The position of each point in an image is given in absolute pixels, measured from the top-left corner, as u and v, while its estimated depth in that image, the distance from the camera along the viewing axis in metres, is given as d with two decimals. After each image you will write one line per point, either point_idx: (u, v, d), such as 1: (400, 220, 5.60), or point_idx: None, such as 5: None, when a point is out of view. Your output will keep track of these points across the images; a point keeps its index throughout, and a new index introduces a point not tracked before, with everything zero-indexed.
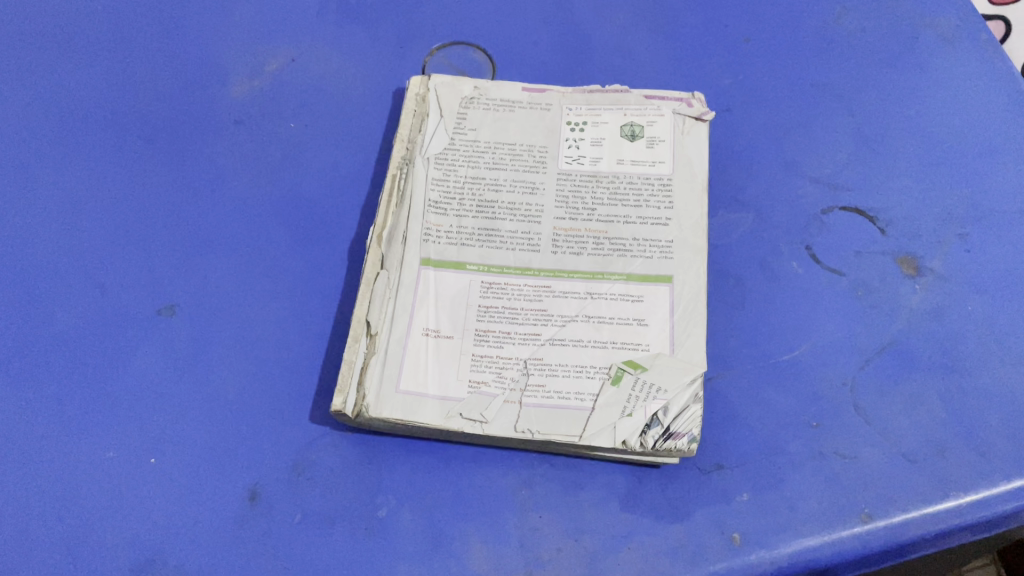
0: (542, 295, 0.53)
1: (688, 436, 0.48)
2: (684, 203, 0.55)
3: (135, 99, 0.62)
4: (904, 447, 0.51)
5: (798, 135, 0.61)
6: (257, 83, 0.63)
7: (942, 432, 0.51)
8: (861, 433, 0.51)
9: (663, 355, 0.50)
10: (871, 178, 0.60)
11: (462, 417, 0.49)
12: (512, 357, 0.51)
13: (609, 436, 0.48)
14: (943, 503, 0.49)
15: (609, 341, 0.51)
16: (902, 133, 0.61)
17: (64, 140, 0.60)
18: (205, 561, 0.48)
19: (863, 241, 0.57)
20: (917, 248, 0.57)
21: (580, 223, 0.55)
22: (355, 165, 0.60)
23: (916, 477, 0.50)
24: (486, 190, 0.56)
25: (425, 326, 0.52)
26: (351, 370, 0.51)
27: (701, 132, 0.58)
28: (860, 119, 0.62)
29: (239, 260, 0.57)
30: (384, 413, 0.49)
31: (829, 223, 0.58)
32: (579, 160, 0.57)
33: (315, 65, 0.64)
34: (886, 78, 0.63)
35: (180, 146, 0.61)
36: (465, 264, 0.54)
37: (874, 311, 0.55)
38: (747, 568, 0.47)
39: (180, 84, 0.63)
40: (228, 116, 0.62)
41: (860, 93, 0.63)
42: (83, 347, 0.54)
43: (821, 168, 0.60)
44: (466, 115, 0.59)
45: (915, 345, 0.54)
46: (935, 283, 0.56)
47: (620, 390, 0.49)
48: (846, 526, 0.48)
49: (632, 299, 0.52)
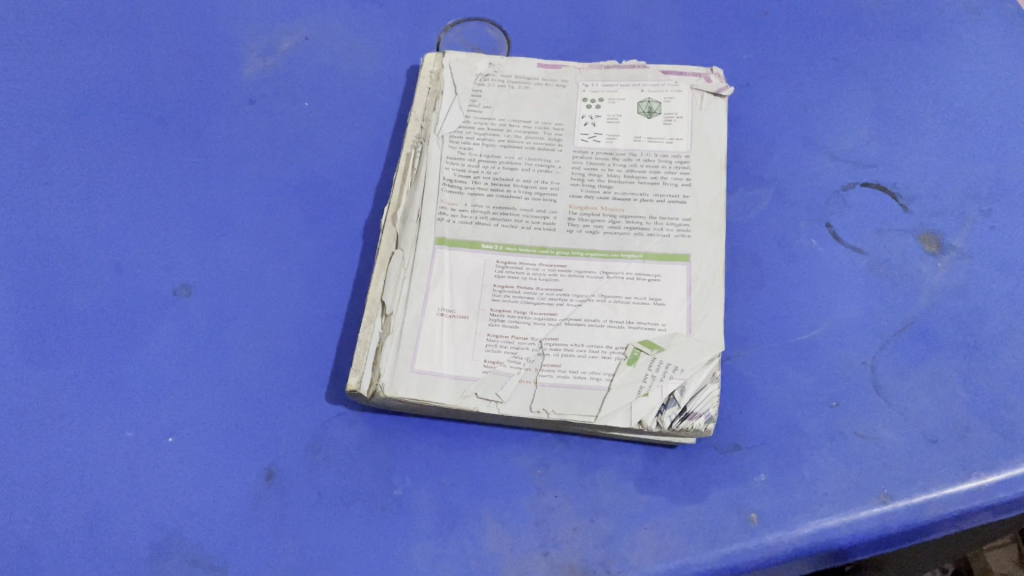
0: (558, 275, 0.52)
1: (705, 417, 0.48)
2: (702, 181, 0.54)
3: (150, 78, 0.62)
4: (926, 428, 0.50)
5: (819, 110, 0.60)
6: (271, 61, 0.63)
7: (963, 413, 0.50)
8: (880, 413, 0.51)
9: (679, 335, 0.50)
10: (893, 153, 0.58)
11: (477, 397, 0.49)
12: (527, 336, 0.50)
13: (625, 416, 0.48)
14: (965, 484, 0.48)
15: (625, 321, 0.50)
16: (927, 107, 0.60)
17: (80, 121, 0.60)
18: (223, 540, 0.49)
19: (884, 219, 0.56)
20: (940, 225, 0.56)
21: (595, 201, 0.54)
22: (369, 144, 0.60)
23: (937, 457, 0.49)
24: (500, 168, 0.55)
25: (440, 305, 0.52)
26: (366, 350, 0.50)
27: (720, 108, 0.57)
28: (882, 93, 0.61)
29: (254, 241, 0.57)
30: (399, 393, 0.49)
31: (850, 201, 0.57)
32: (595, 137, 0.57)
33: (329, 43, 0.63)
34: (910, 51, 0.62)
35: (194, 126, 0.60)
36: (480, 244, 0.53)
37: (895, 290, 0.54)
38: (765, 548, 0.47)
39: (194, 63, 0.63)
40: (241, 95, 0.62)
41: (883, 67, 0.62)
42: (100, 328, 0.54)
43: (842, 144, 0.59)
44: (481, 91, 0.58)
45: (937, 323, 0.53)
46: (959, 261, 0.55)
47: (636, 370, 0.49)
48: (866, 507, 0.48)
49: (649, 278, 0.52)
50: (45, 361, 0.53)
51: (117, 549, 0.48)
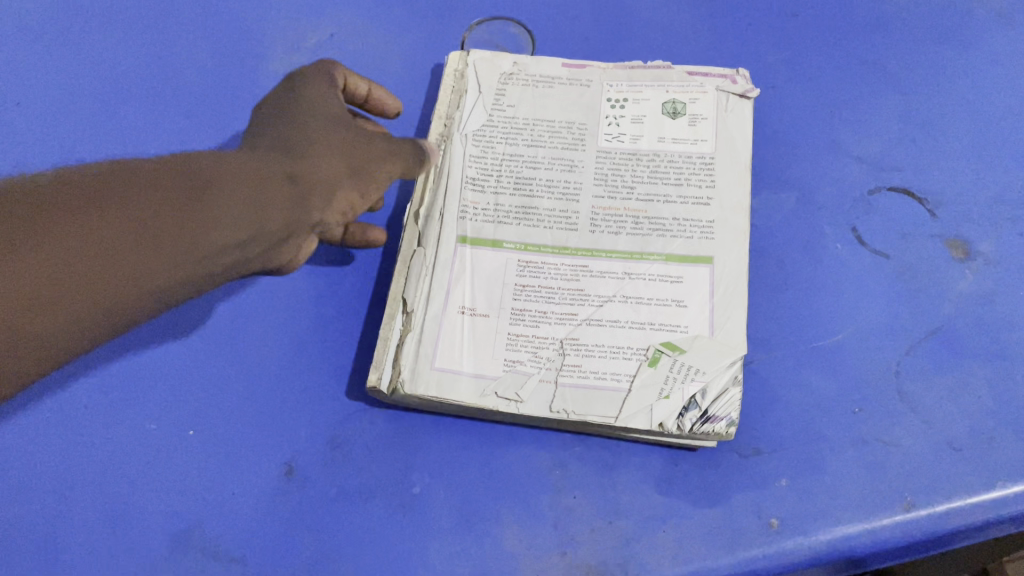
0: (580, 275, 0.51)
1: (727, 420, 0.46)
2: (725, 182, 0.54)
3: (176, 72, 0.62)
4: (950, 435, 0.50)
5: (846, 114, 0.59)
6: (297, 59, 0.63)
7: (989, 420, 0.50)
8: (904, 420, 0.50)
9: (702, 337, 0.48)
10: (921, 158, 0.58)
11: (497, 395, 0.47)
12: (547, 336, 0.49)
13: (646, 419, 0.46)
14: (988, 493, 0.48)
15: (647, 322, 0.49)
16: (955, 111, 0.59)
17: (107, 115, 0.61)
18: (248, 533, 0.50)
19: (910, 224, 0.56)
20: (968, 230, 0.55)
21: (619, 201, 0.54)
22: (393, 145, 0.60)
23: (960, 467, 0.49)
24: (524, 167, 0.56)
25: (461, 303, 0.50)
26: (385, 346, 0.49)
27: (745, 110, 0.57)
28: (910, 96, 0.60)
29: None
30: (419, 392, 0.48)
31: (876, 205, 0.56)
32: (619, 137, 0.57)
33: (353, 40, 0.64)
34: (940, 53, 0.61)
35: (221, 122, 0.61)
36: (502, 243, 0.53)
37: (921, 296, 0.54)
38: (783, 554, 0.48)
39: (220, 57, 0.63)
40: (267, 91, 0.62)
41: (912, 70, 0.61)
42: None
43: (868, 148, 0.58)
44: (505, 91, 0.58)
45: (963, 331, 0.53)
46: (987, 267, 0.54)
47: (657, 371, 0.47)
48: (887, 515, 0.48)
49: (672, 280, 0.51)
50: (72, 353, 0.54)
51: (143, 538, 0.50)
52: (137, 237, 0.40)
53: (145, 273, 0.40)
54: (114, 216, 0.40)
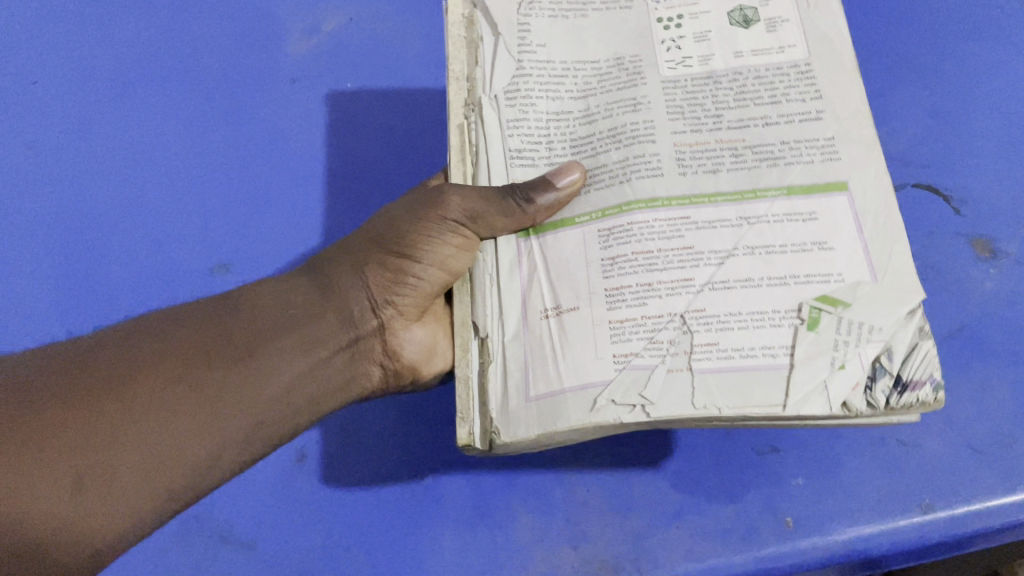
0: (682, 229, 0.39)
1: (932, 384, 0.34)
2: (833, 93, 0.43)
3: (191, 52, 0.65)
4: (972, 438, 0.48)
5: (873, 103, 0.58)
6: (315, 41, 0.65)
7: (1011, 421, 0.48)
8: (928, 418, 0.49)
9: (865, 283, 0.36)
10: (946, 154, 0.56)
11: (615, 403, 0.35)
12: (662, 313, 0.37)
13: (823, 400, 0.34)
14: (1005, 498, 0.46)
15: (788, 275, 0.37)
16: (989, 103, 0.57)
17: (124, 95, 0.64)
18: (256, 520, 0.51)
19: (935, 221, 0.54)
20: (994, 230, 0.53)
21: (706, 134, 0.42)
22: (416, 140, 0.62)
23: (980, 468, 0.47)
24: (578, 124, 0.44)
25: (541, 307, 0.39)
26: (467, 388, 0.38)
27: (833, 3, 0.45)
28: (939, 92, 0.58)
29: (294, 194, 0.60)
30: (519, 435, 0.36)
31: (900, 199, 0.55)
32: (684, 61, 0.45)
33: (371, 26, 0.65)
34: (967, 46, 0.59)
35: (241, 101, 0.63)
36: (574, 219, 0.41)
37: (942, 295, 0.52)
38: (801, 553, 0.47)
39: (235, 38, 0.66)
40: (285, 74, 0.64)
41: (941, 64, 0.59)
42: (134, 270, 0.59)
43: (893, 142, 0.57)
44: (529, 26, 0.46)
45: (989, 331, 0.51)
46: (1013, 268, 0.52)
47: (821, 336, 0.35)
48: (904, 514, 0.47)
49: (804, 218, 0.39)
50: (68, 299, 0.58)
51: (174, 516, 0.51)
52: (121, 395, 0.37)
53: (189, 413, 0.37)
54: (86, 399, 0.36)
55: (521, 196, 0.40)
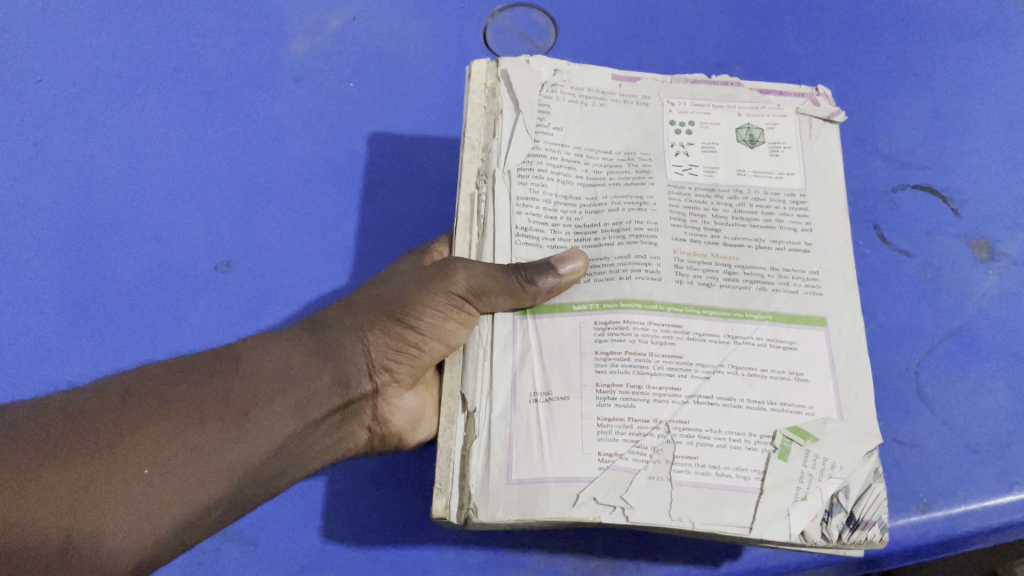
0: (673, 337, 0.41)
1: (880, 524, 0.38)
2: (823, 227, 0.45)
3: (190, 40, 0.64)
4: (968, 438, 0.52)
5: (874, 109, 0.62)
6: (319, 40, 0.65)
7: (1005, 421, 0.53)
8: (923, 421, 0.53)
9: (833, 420, 0.40)
10: (945, 156, 0.60)
11: (595, 502, 0.37)
12: (648, 420, 0.39)
13: (784, 528, 0.37)
14: (1004, 496, 0.51)
15: (765, 402, 0.40)
16: (983, 112, 0.62)
17: (124, 80, 0.63)
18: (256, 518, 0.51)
19: (933, 224, 0.59)
20: (992, 229, 0.58)
21: (703, 246, 0.44)
22: (432, 107, 0.63)
23: (980, 469, 0.51)
24: (584, 211, 0.45)
25: (531, 390, 0.40)
26: (449, 460, 0.40)
27: (832, 137, 0.48)
28: (939, 93, 0.62)
29: (301, 193, 0.61)
30: (498, 516, 0.38)
31: (901, 203, 0.59)
32: (690, 169, 0.47)
33: (378, 25, 0.66)
34: (968, 51, 0.64)
35: (243, 100, 0.63)
36: (572, 305, 0.42)
37: (943, 297, 0.56)
38: (800, 552, 0.50)
39: (232, 31, 0.65)
40: (288, 72, 0.64)
41: (937, 69, 0.63)
42: (141, 264, 0.58)
43: (897, 145, 0.61)
44: (549, 108, 0.47)
45: (983, 329, 0.55)
46: (1011, 269, 0.57)
47: (789, 466, 0.38)
48: (903, 514, 0.50)
49: (784, 346, 0.41)
50: (70, 298, 0.57)
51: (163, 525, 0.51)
52: (115, 443, 0.38)
53: (179, 466, 0.38)
54: (84, 452, 0.37)
55: (523, 276, 0.41)
